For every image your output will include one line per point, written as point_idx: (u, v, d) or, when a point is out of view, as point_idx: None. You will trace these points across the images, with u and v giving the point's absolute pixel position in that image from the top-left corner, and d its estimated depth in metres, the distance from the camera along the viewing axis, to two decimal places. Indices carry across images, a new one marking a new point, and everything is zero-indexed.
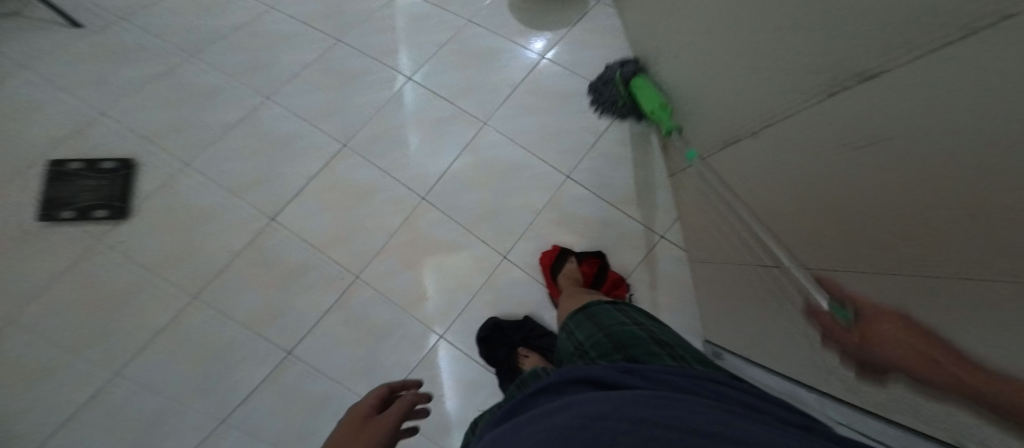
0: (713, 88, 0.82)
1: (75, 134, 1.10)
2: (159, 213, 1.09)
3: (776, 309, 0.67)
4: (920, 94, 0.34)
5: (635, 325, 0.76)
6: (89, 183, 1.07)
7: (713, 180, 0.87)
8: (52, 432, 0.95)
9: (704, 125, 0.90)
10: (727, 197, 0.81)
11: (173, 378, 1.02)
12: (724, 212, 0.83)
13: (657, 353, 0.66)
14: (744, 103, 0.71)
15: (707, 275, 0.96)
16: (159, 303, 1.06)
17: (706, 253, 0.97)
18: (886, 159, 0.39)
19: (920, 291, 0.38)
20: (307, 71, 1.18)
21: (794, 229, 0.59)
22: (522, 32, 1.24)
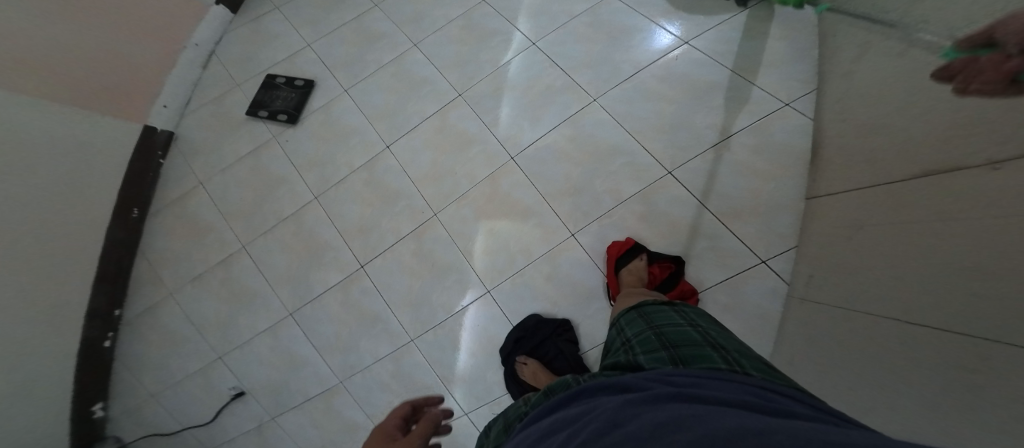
0: (911, 102, 0.67)
1: (286, 57, 1.42)
2: (315, 126, 1.32)
3: (915, 372, 0.57)
4: None
5: (690, 326, 0.68)
6: (283, 94, 1.37)
7: (868, 209, 0.72)
8: (199, 274, 1.24)
9: (881, 141, 0.72)
10: (881, 233, 0.68)
11: (275, 261, 1.20)
12: (870, 249, 0.70)
13: (708, 355, 0.60)
14: (954, 126, 0.57)
15: (810, 314, 0.80)
16: (289, 197, 1.25)
17: (822, 293, 0.78)
18: None
19: None
20: (450, 25, 1.26)
21: (983, 283, 0.49)
22: (665, 12, 1.10)
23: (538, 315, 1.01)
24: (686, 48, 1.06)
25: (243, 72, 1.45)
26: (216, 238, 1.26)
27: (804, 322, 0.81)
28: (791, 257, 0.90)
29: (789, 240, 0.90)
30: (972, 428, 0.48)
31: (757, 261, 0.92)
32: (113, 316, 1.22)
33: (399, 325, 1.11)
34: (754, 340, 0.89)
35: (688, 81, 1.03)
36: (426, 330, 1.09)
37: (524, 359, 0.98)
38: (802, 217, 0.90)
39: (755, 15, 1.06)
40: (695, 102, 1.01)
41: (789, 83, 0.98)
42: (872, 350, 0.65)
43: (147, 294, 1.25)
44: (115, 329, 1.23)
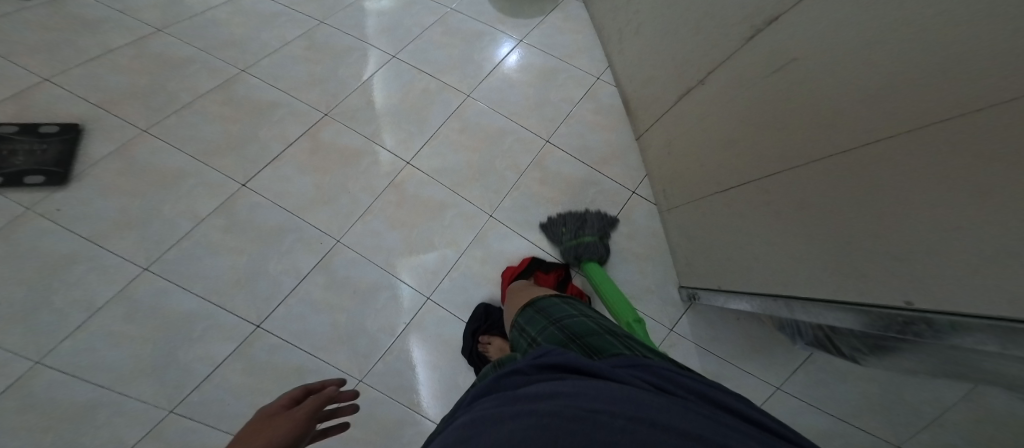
0: (669, 51, 1.03)
1: (13, 98, 1.02)
2: (114, 178, 0.97)
3: (734, 228, 0.83)
4: (819, 38, 0.60)
5: (585, 316, 0.73)
6: (23, 146, 0.95)
7: (674, 129, 1.03)
8: None
9: (662, 83, 1.07)
10: (686, 147, 0.98)
11: (108, 363, 0.80)
12: (684, 158, 0.99)
13: (610, 342, 0.63)
14: (699, 57, 0.92)
15: (678, 220, 1.05)
16: (103, 276, 0.86)
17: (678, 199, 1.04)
18: (793, 81, 0.65)
19: (812, 169, 0.61)
20: (289, 46, 1.22)
21: (738, 157, 0.79)
22: (501, 19, 1.34)
23: (486, 302, 1.05)
24: (522, 44, 1.31)
25: None
26: None
27: (680, 224, 1.05)
28: (647, 183, 1.18)
29: (642, 173, 1.19)
30: (769, 244, 0.73)
31: (630, 193, 1.16)
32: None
33: (336, 368, 0.92)
34: (653, 248, 1.11)
35: (533, 68, 1.27)
36: (375, 361, 0.96)
37: (488, 339, 0.99)
38: (641, 152, 1.20)
39: (562, 19, 1.39)
40: (546, 84, 1.26)
41: (596, 62, 1.33)
42: (710, 227, 0.92)
43: None
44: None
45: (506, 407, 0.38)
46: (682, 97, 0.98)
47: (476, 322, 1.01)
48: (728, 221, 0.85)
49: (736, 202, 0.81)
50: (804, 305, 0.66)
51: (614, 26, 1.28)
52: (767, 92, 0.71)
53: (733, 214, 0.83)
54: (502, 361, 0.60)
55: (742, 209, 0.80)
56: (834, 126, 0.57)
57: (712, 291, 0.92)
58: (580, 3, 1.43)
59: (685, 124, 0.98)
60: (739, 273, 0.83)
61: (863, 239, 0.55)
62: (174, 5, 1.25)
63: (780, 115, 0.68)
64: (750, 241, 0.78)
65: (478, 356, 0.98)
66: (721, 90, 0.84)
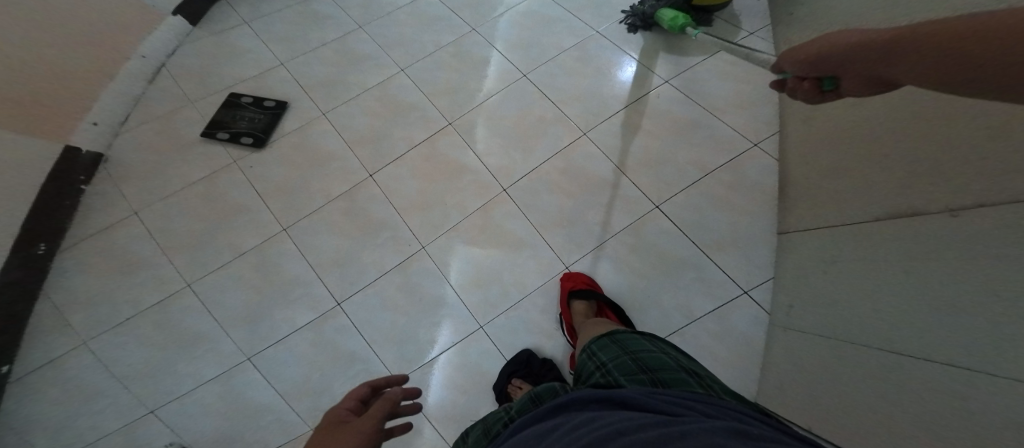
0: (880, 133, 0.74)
1: (255, 75, 1.37)
2: (289, 150, 1.24)
3: (864, 385, 0.63)
4: None
5: (663, 353, 0.67)
6: (247, 114, 1.29)
7: (840, 234, 0.78)
8: (120, 322, 1.01)
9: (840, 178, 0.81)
10: (851, 266, 0.73)
11: (235, 298, 1.04)
12: (841, 274, 0.75)
13: (687, 380, 0.58)
14: (934, 161, 0.63)
15: (790, 345, 0.82)
16: (256, 228, 1.12)
17: (801, 322, 0.81)
18: None
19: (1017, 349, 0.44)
20: (439, 52, 1.32)
21: (912, 298, 0.60)
22: (649, 52, 1.20)
23: (531, 349, 1.01)
24: (666, 85, 1.14)
25: (200, 91, 1.33)
26: (153, 275, 1.05)
27: (791, 349, 0.81)
28: (769, 288, 0.94)
29: (767, 274, 0.95)
30: (906, 425, 0.55)
31: (740, 292, 0.95)
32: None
33: (381, 363, 1.01)
34: (746, 371, 0.89)
35: (671, 117, 1.10)
36: (414, 367, 1.01)
37: (519, 383, 0.94)
38: (777, 249, 0.95)
39: (731, 62, 1.15)
40: (680, 140, 1.08)
41: (756, 121, 1.08)
42: (833, 365, 0.70)
43: (43, 348, 0.96)
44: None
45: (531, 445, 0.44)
46: (886, 201, 0.70)
47: (514, 365, 0.97)
48: (863, 379, 0.64)
49: (903, 368, 0.58)
50: None
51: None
52: (998, 239, 0.50)
53: (884, 379, 0.60)
54: (540, 394, 0.61)
55: (893, 368, 0.60)
56: None
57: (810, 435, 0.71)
58: (761, 42, 1.17)
59: (867, 238, 0.71)
60: (851, 435, 0.64)
61: None
62: (371, 6, 1.47)
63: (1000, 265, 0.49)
64: (880, 416, 0.59)
65: (502, 390, 0.95)
66: (960, 220, 0.56)
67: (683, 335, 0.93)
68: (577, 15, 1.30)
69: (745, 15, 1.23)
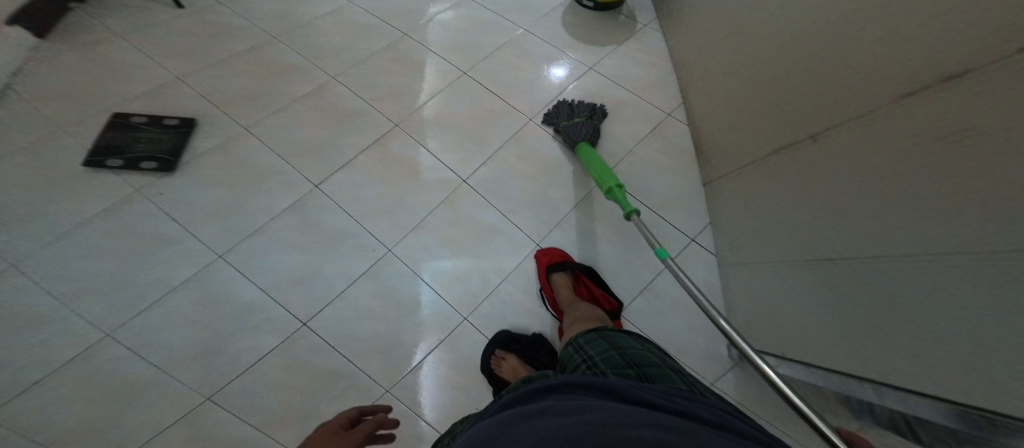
0: (763, 97, 0.95)
1: (148, 92, 1.18)
2: (212, 170, 1.09)
3: (803, 300, 0.80)
4: (944, 111, 0.53)
5: (649, 351, 0.73)
6: (146, 135, 1.10)
7: (751, 182, 0.97)
8: (13, 397, 0.80)
9: (742, 134, 1.01)
10: (766, 203, 0.92)
11: (176, 339, 0.89)
12: (761, 211, 0.93)
13: (671, 377, 0.64)
14: (803, 111, 0.82)
15: (744, 279, 0.98)
16: (187, 259, 0.98)
17: (745, 258, 0.99)
18: (879, 147, 0.63)
19: (885, 231, 0.62)
20: (374, 57, 1.29)
21: (814, 215, 0.77)
22: (574, 46, 1.33)
23: (508, 329, 1.03)
24: (593, 71, 1.29)
25: (76, 112, 1.11)
26: (51, 333, 0.85)
27: (747, 284, 0.98)
28: (710, 233, 1.11)
29: (704, 222, 1.13)
30: (835, 318, 0.72)
31: (688, 240, 1.11)
32: None
33: (369, 376, 0.94)
34: (705, 305, 1.04)
35: (604, 100, 1.25)
36: (406, 373, 0.96)
37: (502, 355, 0.97)
38: (708, 200, 1.14)
39: (642, 52, 1.34)
40: (614, 118, 1.22)
41: (671, 98, 1.27)
42: (780, 291, 0.86)
43: None
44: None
45: (532, 423, 0.44)
46: (778, 148, 0.89)
47: (496, 344, 0.99)
48: (806, 288, 0.79)
49: (824, 278, 0.75)
50: (878, 388, 0.60)
51: (697, 63, 1.21)
52: (856, 155, 0.68)
53: (813, 292, 0.77)
54: (531, 378, 0.68)
55: (817, 280, 0.76)
56: (908, 192, 0.58)
57: (783, 360, 0.83)
58: (660, 34, 1.39)
59: (772, 180, 0.90)
60: (804, 341, 0.79)
61: (920, 306, 0.56)
62: (284, 15, 1.38)
63: (861, 171, 0.67)
64: (818, 318, 0.76)
65: (499, 377, 0.95)
66: (827, 151, 0.75)
67: (652, 286, 1.06)
68: (503, 17, 1.39)
69: (643, 13, 1.44)
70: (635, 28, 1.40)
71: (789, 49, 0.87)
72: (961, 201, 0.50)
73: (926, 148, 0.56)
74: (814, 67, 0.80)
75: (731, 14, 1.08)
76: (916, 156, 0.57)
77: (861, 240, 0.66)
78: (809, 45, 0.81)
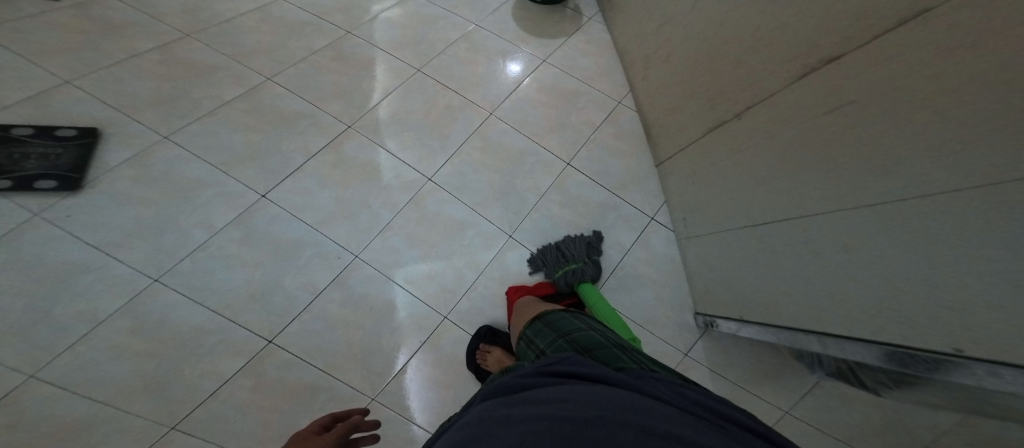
0: (697, 79, 1.03)
1: (32, 99, 0.99)
2: (131, 185, 0.95)
3: (748, 262, 0.87)
4: (854, 77, 0.61)
5: (594, 329, 0.71)
6: (36, 149, 0.93)
7: (693, 159, 1.05)
8: None
9: (682, 115, 1.09)
10: (708, 177, 0.99)
11: (109, 381, 0.77)
12: (705, 185, 1.01)
13: (619, 356, 0.62)
14: (732, 90, 0.90)
15: (697, 248, 1.06)
16: (111, 288, 0.84)
17: (698, 229, 1.05)
18: (798, 115, 0.71)
19: (806, 190, 0.70)
20: (315, 56, 1.20)
21: (748, 183, 0.85)
22: (522, 39, 1.35)
23: (489, 322, 1.01)
24: (546, 64, 1.32)
25: None
26: None
27: (699, 253, 1.05)
28: (666, 210, 1.19)
29: (660, 200, 1.20)
30: (774, 274, 0.79)
31: (649, 218, 1.18)
32: None
33: (349, 387, 0.88)
34: (669, 274, 1.12)
35: (556, 90, 1.28)
36: (389, 380, 0.91)
37: (487, 348, 0.95)
38: (661, 179, 1.21)
39: (588, 44, 1.40)
40: (568, 107, 1.26)
41: (619, 86, 1.33)
42: (728, 257, 0.94)
43: None
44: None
45: (512, 411, 0.43)
46: (714, 125, 0.97)
47: (480, 339, 0.97)
48: (752, 251, 0.85)
49: (761, 239, 0.82)
50: (822, 338, 0.68)
51: (639, 52, 1.28)
52: (780, 124, 0.76)
53: (755, 253, 0.85)
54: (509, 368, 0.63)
55: (757, 243, 0.84)
56: (822, 153, 0.66)
57: (742, 324, 0.89)
58: (602, 26, 1.45)
59: (711, 154, 0.98)
60: (753, 298, 0.86)
61: (840, 251, 0.64)
62: (200, 10, 1.23)
63: (784, 138, 0.75)
64: (761, 277, 0.83)
65: (486, 370, 0.93)
66: (755, 124, 0.83)
67: (620, 265, 1.11)
68: (449, 12, 1.36)
69: (584, 6, 1.49)
70: (578, 21, 1.44)
71: (722, 35, 0.94)
72: (868, 155, 0.58)
73: (838, 112, 0.63)
74: (741, 49, 0.88)
75: (665, 5, 1.16)
76: (828, 119, 0.65)
77: (787, 201, 0.74)
78: (734, 28, 0.90)
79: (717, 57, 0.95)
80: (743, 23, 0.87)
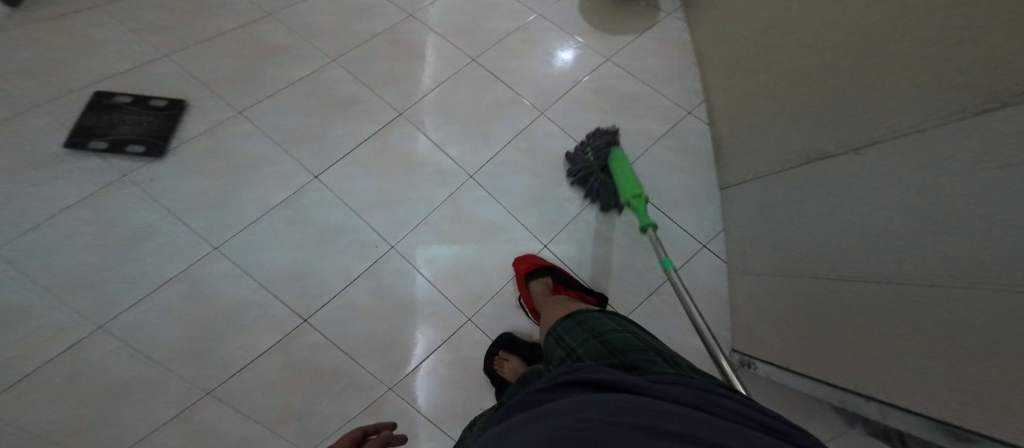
0: (783, 101, 0.88)
1: (131, 70, 1.10)
2: (202, 156, 1.03)
3: (798, 313, 0.77)
4: (964, 149, 0.47)
5: (629, 332, 0.66)
6: (131, 117, 1.04)
7: (765, 190, 0.93)
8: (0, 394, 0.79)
9: (760, 138, 0.96)
10: (779, 214, 0.87)
11: (164, 339, 0.87)
12: (775, 221, 0.88)
13: (657, 358, 0.57)
14: (821, 124, 0.75)
15: (749, 286, 0.95)
16: (175, 252, 0.94)
17: (754, 267, 0.94)
18: (893, 175, 0.58)
19: (886, 262, 0.58)
20: (374, 40, 1.21)
21: (824, 233, 0.73)
22: (589, 35, 1.26)
23: (510, 331, 1.00)
24: (610, 63, 1.22)
25: (51, 91, 1.03)
26: (35, 328, 0.84)
27: (748, 292, 0.95)
28: (722, 238, 1.08)
29: (716, 226, 1.09)
30: (824, 338, 0.70)
31: (700, 246, 1.08)
32: None
33: (368, 376, 0.91)
34: (711, 309, 1.02)
35: (617, 94, 1.19)
36: (405, 373, 0.93)
37: (505, 355, 0.94)
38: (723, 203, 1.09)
39: (660, 43, 1.28)
40: (627, 114, 1.17)
41: (689, 94, 1.21)
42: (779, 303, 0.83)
43: None
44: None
45: (529, 425, 0.38)
46: (798, 160, 0.82)
47: (499, 345, 0.96)
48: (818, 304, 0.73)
49: (821, 294, 0.71)
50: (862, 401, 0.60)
51: (721, 58, 1.14)
52: (870, 178, 0.62)
53: (808, 306, 0.74)
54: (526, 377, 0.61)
55: (817, 294, 0.73)
56: (915, 228, 0.53)
57: (779, 369, 0.80)
58: (681, 24, 1.31)
59: (786, 190, 0.85)
60: (793, 353, 0.77)
61: (911, 342, 0.53)
62: None
63: (873, 197, 0.62)
64: (809, 331, 0.74)
65: (501, 378, 0.92)
66: (840, 171, 0.69)
67: (659, 292, 1.03)
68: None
69: None
70: (655, 17, 1.32)
71: (816, 50, 0.78)
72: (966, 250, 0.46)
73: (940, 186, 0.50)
74: (834, 77, 0.73)
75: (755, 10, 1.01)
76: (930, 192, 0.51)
77: (861, 266, 0.63)
78: (830, 50, 0.75)
79: (806, 80, 0.81)
80: (837, 44, 0.73)
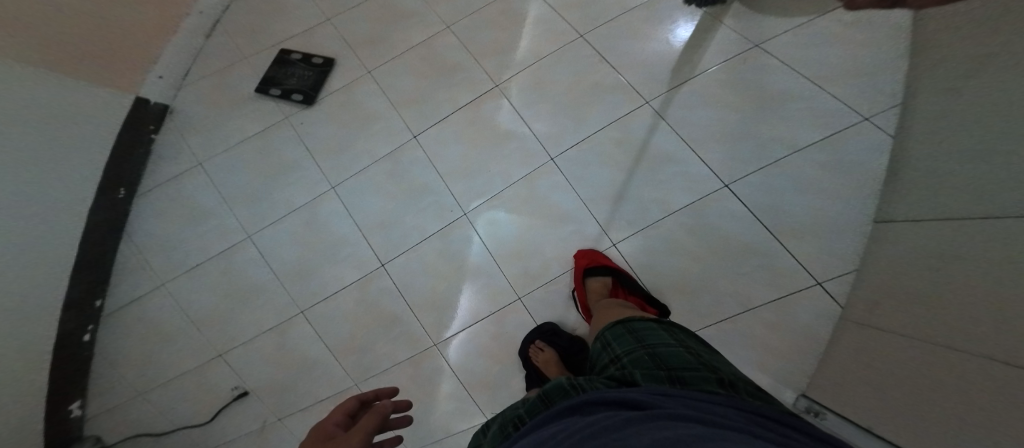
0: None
1: (304, 31, 1.34)
2: (338, 109, 1.23)
3: (936, 391, 0.59)
4: None
5: (683, 347, 0.59)
6: (298, 71, 1.28)
7: (938, 230, 0.68)
8: (189, 268, 1.13)
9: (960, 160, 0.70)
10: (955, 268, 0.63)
11: (285, 257, 1.11)
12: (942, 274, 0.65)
13: (708, 377, 0.50)
14: None
15: (862, 339, 0.76)
16: (306, 185, 1.16)
17: (883, 320, 0.73)
18: None
19: None
20: (488, 8, 1.23)
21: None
22: (732, 14, 1.06)
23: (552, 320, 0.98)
24: (754, 51, 1.01)
25: (251, 47, 1.34)
26: (213, 229, 1.16)
27: (858, 348, 0.76)
28: (849, 280, 0.84)
29: (848, 266, 0.85)
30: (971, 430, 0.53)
31: (812, 283, 0.87)
32: (93, 307, 1.09)
33: (421, 328, 1.02)
34: (798, 365, 0.85)
35: (750, 87, 0.99)
36: (450, 334, 1.01)
37: (541, 345, 0.93)
38: (870, 241, 0.84)
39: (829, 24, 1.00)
40: (757, 116, 0.97)
41: (861, 92, 0.92)
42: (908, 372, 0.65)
43: (131, 286, 1.12)
44: (96, 321, 1.09)
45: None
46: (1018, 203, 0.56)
47: (537, 334, 0.95)
48: (969, 391, 0.55)
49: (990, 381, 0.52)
50: None
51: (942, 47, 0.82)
52: None
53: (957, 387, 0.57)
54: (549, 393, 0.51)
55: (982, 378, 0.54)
56: None
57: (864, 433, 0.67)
58: None
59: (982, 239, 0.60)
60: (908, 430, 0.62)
61: None
62: None
63: None
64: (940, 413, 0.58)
65: (533, 366, 0.92)
66: None
67: (734, 321, 0.89)
68: None
69: None
70: None
71: None
72: None
73: None
74: None
75: None
76: None
77: None
78: None
79: None
80: None
